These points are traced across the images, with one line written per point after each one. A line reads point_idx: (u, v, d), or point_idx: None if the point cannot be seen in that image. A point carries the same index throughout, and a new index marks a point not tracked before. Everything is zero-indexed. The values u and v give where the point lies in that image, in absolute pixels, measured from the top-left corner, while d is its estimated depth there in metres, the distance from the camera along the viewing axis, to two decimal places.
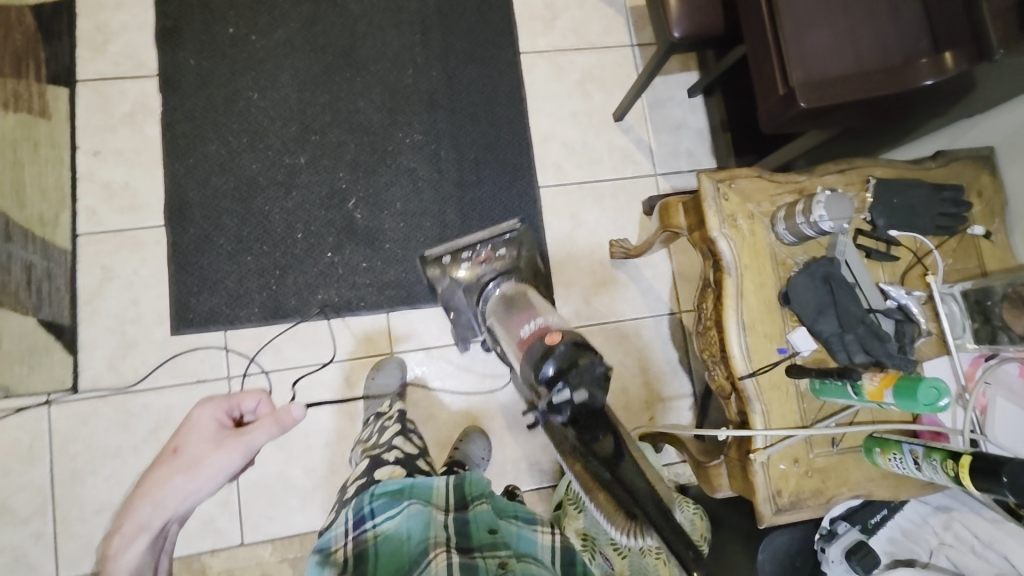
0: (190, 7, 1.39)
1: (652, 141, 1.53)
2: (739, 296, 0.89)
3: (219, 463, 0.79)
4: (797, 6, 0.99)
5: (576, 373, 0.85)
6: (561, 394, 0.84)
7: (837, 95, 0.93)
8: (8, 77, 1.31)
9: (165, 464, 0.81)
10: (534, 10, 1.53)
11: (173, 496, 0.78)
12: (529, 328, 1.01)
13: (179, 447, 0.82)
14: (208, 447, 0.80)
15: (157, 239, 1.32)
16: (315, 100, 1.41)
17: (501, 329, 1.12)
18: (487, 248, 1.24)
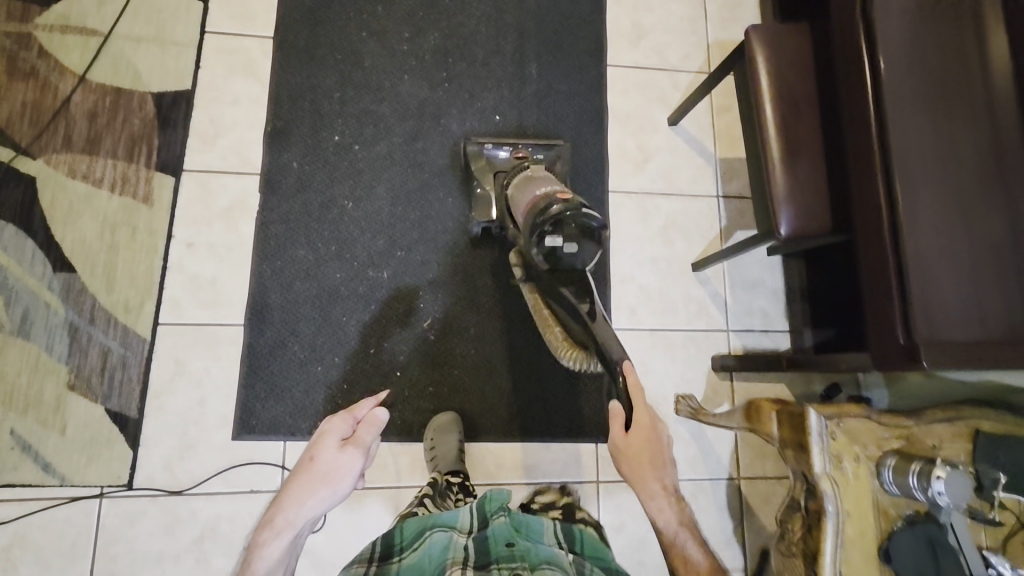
0: (302, 112, 1.43)
1: (727, 296, 1.52)
2: (838, 544, 0.88)
3: (346, 469, 0.95)
4: (924, 257, 0.99)
5: (575, 226, 1.02)
6: (553, 241, 1.03)
7: (957, 363, 0.95)
8: (119, 159, 1.35)
9: (304, 471, 0.95)
10: (627, 152, 1.55)
11: (314, 498, 0.92)
12: (544, 189, 1.11)
13: (314, 455, 0.96)
14: (335, 455, 0.95)
15: (233, 338, 1.33)
16: (406, 217, 1.43)
17: (518, 196, 1.17)
18: (526, 148, 1.40)
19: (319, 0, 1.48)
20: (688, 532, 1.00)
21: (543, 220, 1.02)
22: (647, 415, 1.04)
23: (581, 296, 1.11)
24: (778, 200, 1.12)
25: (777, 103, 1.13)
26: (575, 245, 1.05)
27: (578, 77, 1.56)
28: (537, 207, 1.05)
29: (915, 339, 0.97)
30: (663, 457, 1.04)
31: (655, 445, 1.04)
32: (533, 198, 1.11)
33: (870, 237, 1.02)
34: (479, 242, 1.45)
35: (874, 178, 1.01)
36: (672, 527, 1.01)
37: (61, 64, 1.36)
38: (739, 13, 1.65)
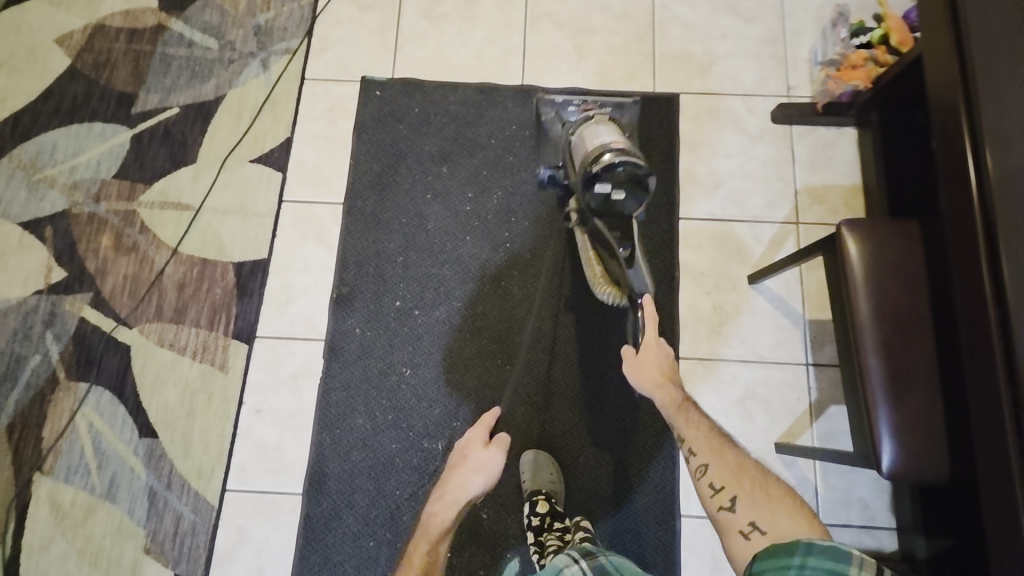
0: (367, 277, 1.47)
1: (817, 481, 1.35)
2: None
3: (494, 459, 1.23)
4: None
5: (624, 173, 1.10)
6: (603, 188, 1.11)
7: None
8: (201, 327, 1.45)
9: (461, 466, 1.23)
10: (700, 312, 1.44)
11: (470, 489, 1.19)
12: (600, 136, 1.19)
13: (466, 454, 1.25)
14: (482, 450, 1.24)
15: (292, 507, 1.35)
16: (463, 384, 1.41)
17: (583, 131, 1.23)
18: (595, 102, 1.36)
19: (389, 166, 1.54)
20: (690, 402, 1.17)
21: (595, 164, 1.11)
22: (654, 338, 1.28)
23: (624, 240, 1.21)
24: (878, 435, 0.98)
25: (875, 325, 1.01)
26: (624, 193, 1.12)
27: (645, 230, 1.49)
28: (592, 155, 1.12)
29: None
30: (669, 365, 1.27)
31: (660, 353, 1.27)
32: (589, 149, 1.18)
33: (1000, 505, 0.83)
34: (544, 187, 1.43)
35: (1000, 434, 0.83)
36: (673, 402, 1.18)
37: (158, 238, 1.50)
38: (832, 155, 1.53)
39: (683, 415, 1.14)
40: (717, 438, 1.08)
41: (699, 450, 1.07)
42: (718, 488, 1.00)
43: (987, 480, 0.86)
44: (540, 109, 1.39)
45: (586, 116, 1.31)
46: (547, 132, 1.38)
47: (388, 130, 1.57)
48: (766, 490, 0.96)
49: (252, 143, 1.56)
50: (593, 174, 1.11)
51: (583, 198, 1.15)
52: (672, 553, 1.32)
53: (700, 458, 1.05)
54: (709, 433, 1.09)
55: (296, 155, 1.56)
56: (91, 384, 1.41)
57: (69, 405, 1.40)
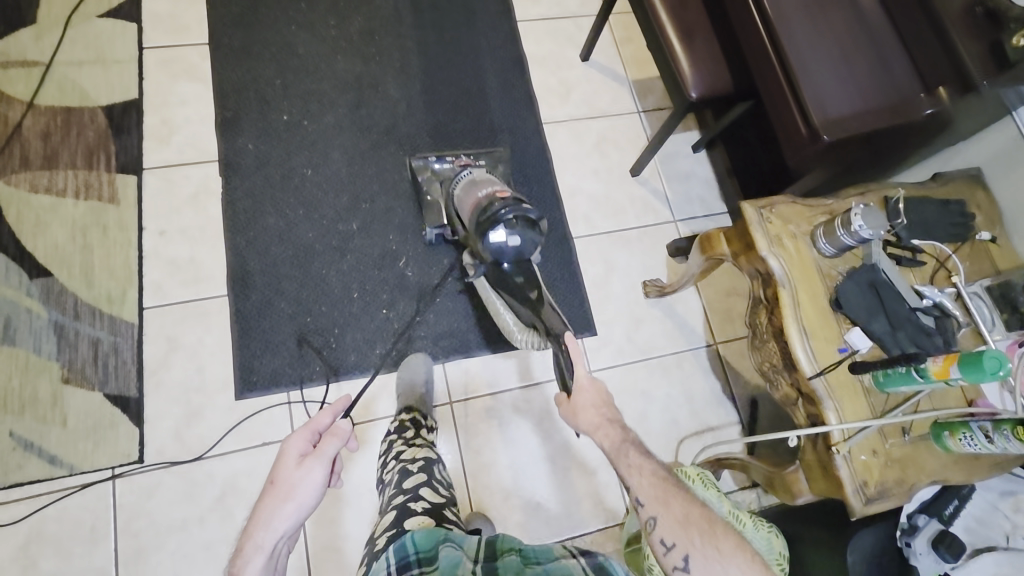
0: (248, 101, 1.55)
1: (667, 192, 1.68)
2: (802, 330, 0.97)
3: (310, 478, 0.78)
4: (805, 57, 1.13)
5: (517, 221, 1.10)
6: (497, 236, 1.10)
7: (852, 132, 1.10)
8: (79, 169, 1.41)
9: (266, 497, 0.77)
10: (551, 88, 1.73)
11: (283, 522, 0.74)
12: (486, 190, 1.20)
13: (272, 474, 0.79)
14: (293, 467, 0.78)
15: (220, 308, 1.37)
16: (364, 173, 1.54)
17: (465, 193, 1.28)
18: (466, 158, 1.50)
19: (246, 6, 1.63)
20: (630, 442, 0.89)
21: (486, 219, 1.10)
22: (585, 375, 0.96)
23: (530, 285, 1.15)
24: (685, 73, 1.30)
25: None
26: (520, 238, 1.12)
27: (491, 34, 1.75)
28: (484, 207, 1.14)
29: (814, 125, 1.09)
30: (606, 399, 0.95)
31: (595, 392, 0.95)
32: (476, 201, 1.20)
33: (761, 60, 1.17)
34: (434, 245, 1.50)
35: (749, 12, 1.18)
36: (616, 446, 0.89)
37: (7, 96, 1.44)
38: None
39: (626, 463, 0.88)
40: (667, 484, 0.88)
41: (647, 500, 0.87)
42: (670, 546, 0.84)
43: (751, 50, 1.19)
44: (418, 174, 1.49)
45: (464, 169, 1.42)
46: (425, 194, 1.46)
47: None
48: (715, 543, 0.81)
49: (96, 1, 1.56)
50: (485, 227, 1.10)
51: (482, 253, 1.14)
52: (574, 267, 1.55)
53: (648, 511, 0.87)
54: (656, 482, 0.87)
55: (146, 7, 1.58)
56: None
57: None
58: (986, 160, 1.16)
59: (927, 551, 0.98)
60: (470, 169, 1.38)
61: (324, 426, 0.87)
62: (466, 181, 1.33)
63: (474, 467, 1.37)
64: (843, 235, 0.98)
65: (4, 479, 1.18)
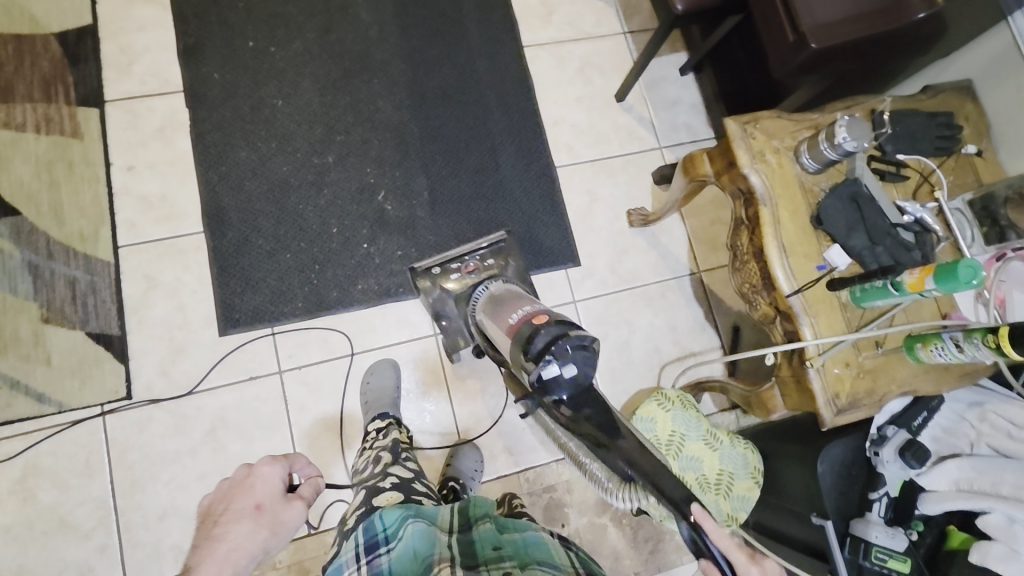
0: (210, 25, 1.46)
1: (652, 117, 1.63)
2: (782, 248, 0.96)
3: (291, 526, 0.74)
4: None
5: (565, 347, 0.84)
6: (549, 372, 0.83)
7: (839, 42, 1.06)
8: (36, 102, 1.34)
9: (240, 524, 0.71)
10: (531, 8, 1.63)
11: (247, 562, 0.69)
12: (514, 316, 0.98)
13: (253, 507, 0.73)
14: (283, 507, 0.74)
15: (196, 245, 1.35)
16: (337, 103, 1.48)
17: (490, 323, 1.06)
18: (476, 258, 1.25)
19: None
20: None
21: (527, 359, 0.86)
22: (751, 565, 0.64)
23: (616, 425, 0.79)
24: None
25: None
26: (574, 368, 0.84)
27: None
28: (521, 342, 0.88)
29: (802, 32, 1.07)
30: None
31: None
32: (507, 337, 0.96)
33: None
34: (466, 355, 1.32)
35: None
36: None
37: None
38: None
39: None
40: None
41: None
42: None
43: None
44: (422, 292, 1.25)
45: (482, 285, 1.20)
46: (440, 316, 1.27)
47: None
48: None
49: None
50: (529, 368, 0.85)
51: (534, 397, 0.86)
52: (556, 198, 1.53)
53: None
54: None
55: None
56: None
57: None
58: (977, 73, 1.14)
59: (895, 458, 0.98)
60: (488, 283, 1.20)
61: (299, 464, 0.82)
62: (486, 301, 1.14)
63: (461, 397, 1.40)
64: (826, 149, 0.95)
65: None
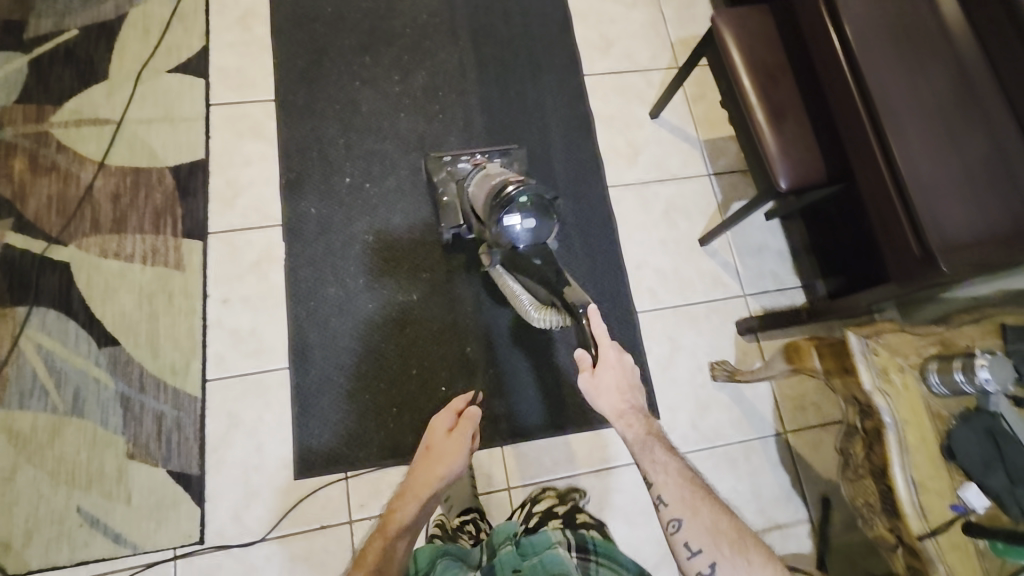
0: (311, 162, 1.52)
1: (737, 263, 1.58)
2: (906, 462, 0.90)
3: (456, 449, 1.14)
4: (924, 176, 1.10)
5: (534, 205, 1.06)
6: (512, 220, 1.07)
7: (970, 264, 1.05)
8: (146, 233, 1.41)
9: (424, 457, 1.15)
10: (618, 150, 1.65)
11: (437, 479, 1.10)
12: (498, 178, 1.19)
13: (428, 445, 1.16)
14: (445, 440, 1.15)
15: (279, 382, 1.36)
16: (424, 241, 1.50)
17: (477, 186, 1.24)
18: (485, 155, 1.42)
19: (311, 61, 1.60)
20: (655, 439, 1.02)
21: (499, 201, 1.08)
22: (612, 350, 1.01)
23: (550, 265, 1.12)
24: (772, 157, 1.20)
25: (752, 76, 1.24)
26: (536, 224, 1.08)
27: (557, 90, 1.68)
28: (497, 191, 1.11)
29: (928, 248, 1.07)
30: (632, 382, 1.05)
31: (621, 375, 1.04)
32: (490, 189, 1.17)
33: (870, 176, 1.14)
34: (452, 251, 1.50)
35: (862, 123, 1.14)
36: (640, 439, 1.02)
37: (79, 155, 1.44)
38: (696, 10, 1.81)
39: (650, 458, 1.01)
40: (692, 487, 0.99)
41: (672, 500, 0.97)
42: (695, 551, 0.94)
43: (859, 161, 1.16)
44: (432, 172, 1.41)
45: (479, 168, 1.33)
46: (441, 193, 1.38)
47: (302, 30, 1.63)
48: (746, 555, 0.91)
49: (166, 55, 1.55)
50: (498, 210, 1.07)
51: (495, 237, 1.10)
52: (636, 346, 1.49)
53: (672, 510, 0.97)
54: (681, 481, 0.99)
55: (214, 62, 1.57)
56: (31, 307, 1.32)
57: (10, 331, 1.31)
58: None
59: None
60: (484, 167, 1.33)
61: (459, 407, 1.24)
62: (480, 179, 1.27)
63: None
64: (962, 379, 0.89)
65: (71, 556, 1.20)
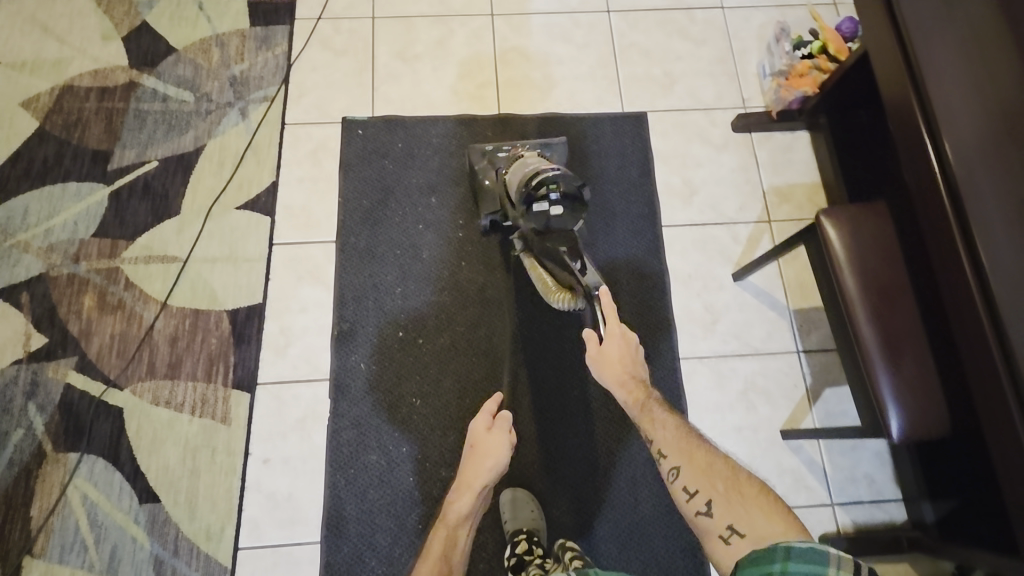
0: (367, 311, 1.47)
1: (825, 463, 1.40)
2: None
3: (500, 444, 1.27)
4: None
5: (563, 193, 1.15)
6: (541, 207, 1.15)
7: None
8: (198, 380, 1.40)
9: (471, 455, 1.27)
10: (694, 315, 1.51)
11: (485, 472, 1.24)
12: (532, 164, 1.26)
13: (473, 443, 1.29)
14: (488, 439, 1.27)
15: (310, 557, 1.29)
16: (475, 408, 1.41)
17: (514, 170, 1.32)
18: (524, 144, 1.49)
19: (377, 200, 1.56)
20: (653, 401, 1.19)
21: (532, 184, 1.16)
22: (616, 326, 1.20)
23: (573, 254, 1.21)
24: (883, 399, 1.04)
25: (866, 298, 1.08)
26: (563, 210, 1.16)
27: (632, 240, 1.56)
28: (528, 178, 1.18)
29: None
30: (632, 356, 1.23)
31: (623, 346, 1.22)
32: (523, 176, 1.23)
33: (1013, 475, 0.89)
34: (488, 235, 1.54)
35: (1005, 408, 0.90)
36: (639, 402, 1.19)
37: (145, 293, 1.46)
38: (791, 156, 1.65)
39: (650, 416, 1.16)
40: (689, 439, 1.12)
41: (671, 452, 1.09)
42: (692, 493, 1.03)
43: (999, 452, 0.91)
44: (474, 161, 1.52)
45: (515, 155, 1.42)
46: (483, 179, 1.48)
47: (372, 167, 1.59)
48: (739, 491, 0.99)
49: (237, 190, 1.56)
50: (530, 194, 1.15)
51: (524, 219, 1.18)
52: None
53: (671, 461, 1.08)
54: (678, 434, 1.12)
55: (282, 198, 1.56)
56: (82, 454, 1.33)
57: (60, 478, 1.31)
58: None
59: None
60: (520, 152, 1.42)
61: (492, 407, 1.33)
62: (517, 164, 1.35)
63: None
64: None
65: None
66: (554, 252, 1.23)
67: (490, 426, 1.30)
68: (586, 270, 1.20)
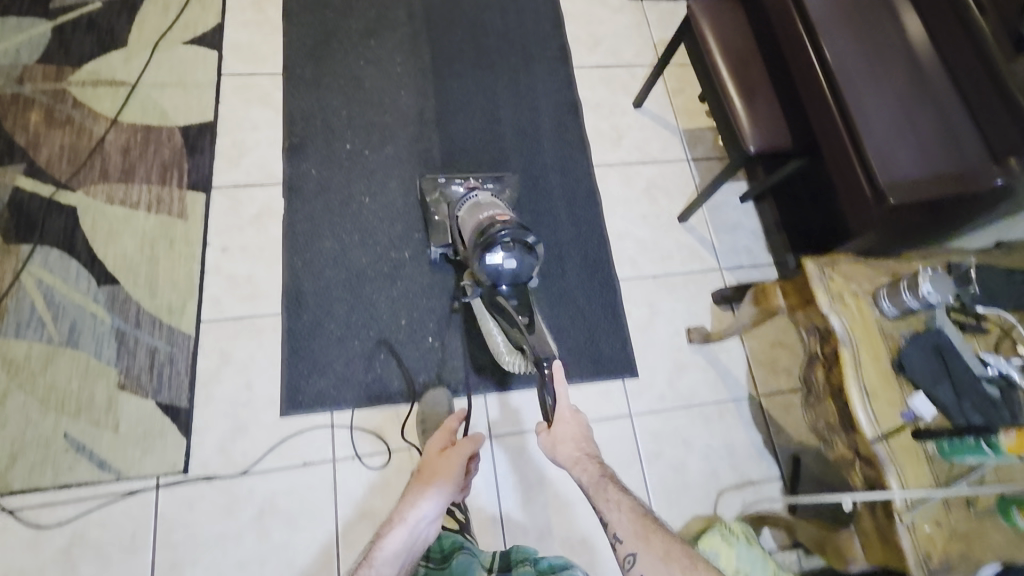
0: (314, 129, 1.62)
1: (713, 239, 1.67)
2: (856, 369, 0.98)
3: (451, 468, 1.11)
4: (875, 129, 1.20)
5: (512, 246, 1.15)
6: (495, 258, 1.15)
7: (921, 195, 1.13)
8: (152, 184, 1.48)
9: (414, 484, 1.10)
10: (603, 133, 1.77)
11: (424, 508, 1.03)
12: (487, 213, 1.26)
13: (426, 466, 1.12)
14: (441, 461, 1.12)
15: (272, 326, 1.41)
16: (419, 204, 1.58)
17: (467, 221, 1.31)
18: (476, 180, 1.47)
19: (319, 41, 1.72)
20: (607, 477, 0.99)
21: (484, 240, 1.16)
22: (566, 406, 1.04)
23: (521, 308, 1.19)
24: (744, 127, 1.33)
25: (725, 56, 1.38)
26: (514, 262, 1.17)
27: (549, 78, 1.82)
28: (483, 227, 1.20)
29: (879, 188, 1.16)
30: (586, 436, 1.04)
31: (576, 425, 1.03)
32: (477, 220, 1.26)
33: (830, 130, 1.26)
34: (439, 264, 1.51)
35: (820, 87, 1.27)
36: (593, 481, 0.99)
37: (94, 111, 1.53)
38: (674, 18, 1.99)
39: (604, 497, 0.97)
40: (643, 519, 0.95)
41: (625, 536, 0.94)
42: None
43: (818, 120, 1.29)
44: (425, 186, 1.48)
45: (471, 192, 1.41)
46: (434, 214, 1.45)
47: (314, 15, 1.75)
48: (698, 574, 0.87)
49: (183, 29, 1.66)
50: (483, 248, 1.15)
51: (479, 274, 1.18)
52: (617, 310, 1.55)
53: (626, 546, 0.93)
54: (631, 515, 0.95)
55: (228, 38, 1.68)
56: (35, 245, 1.37)
57: (13, 265, 1.35)
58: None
59: None
60: (477, 192, 1.39)
61: (453, 425, 1.21)
62: (471, 205, 1.34)
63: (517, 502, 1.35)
64: (909, 297, 0.98)
65: (55, 479, 1.21)
66: (503, 305, 1.21)
67: (446, 449, 1.15)
68: (535, 330, 1.15)
